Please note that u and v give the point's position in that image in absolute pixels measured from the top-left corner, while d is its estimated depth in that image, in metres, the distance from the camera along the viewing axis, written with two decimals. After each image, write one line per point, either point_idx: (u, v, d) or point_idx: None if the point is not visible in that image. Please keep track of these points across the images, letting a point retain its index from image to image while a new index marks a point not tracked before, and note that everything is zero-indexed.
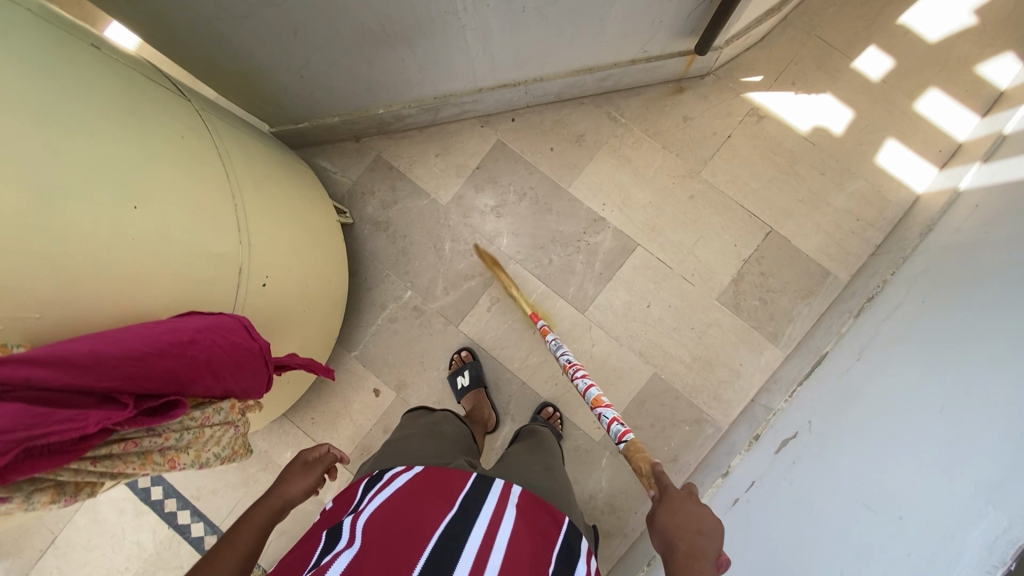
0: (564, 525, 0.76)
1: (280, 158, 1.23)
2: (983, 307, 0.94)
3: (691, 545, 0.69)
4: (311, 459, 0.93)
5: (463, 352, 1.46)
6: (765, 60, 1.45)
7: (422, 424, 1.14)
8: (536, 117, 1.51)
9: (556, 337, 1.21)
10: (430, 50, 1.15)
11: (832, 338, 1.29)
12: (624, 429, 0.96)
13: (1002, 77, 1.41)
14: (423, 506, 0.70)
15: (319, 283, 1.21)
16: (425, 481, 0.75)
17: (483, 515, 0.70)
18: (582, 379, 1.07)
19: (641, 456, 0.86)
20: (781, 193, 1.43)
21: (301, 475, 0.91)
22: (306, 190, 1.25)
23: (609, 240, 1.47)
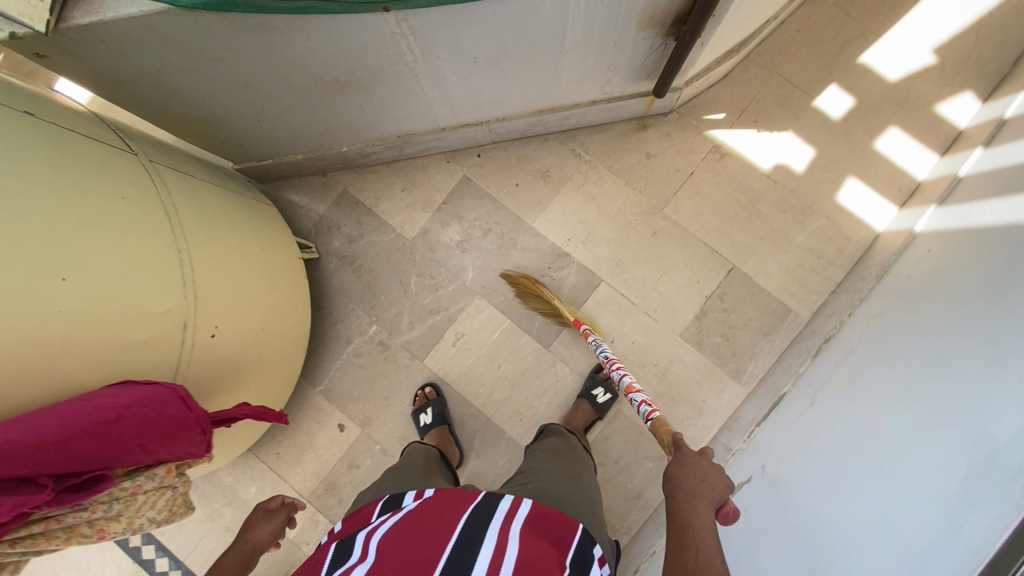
0: (578, 530, 0.79)
1: (237, 199, 1.23)
2: (921, 361, 0.95)
3: (694, 487, 0.78)
4: (274, 505, 1.01)
5: (427, 388, 1.46)
6: (727, 97, 1.47)
7: (421, 451, 1.20)
8: (502, 152, 1.52)
9: (595, 336, 1.28)
10: (387, 96, 1.16)
11: (790, 378, 1.29)
12: (651, 408, 1.04)
13: (960, 116, 1.43)
14: (442, 511, 0.76)
15: (275, 324, 1.21)
16: (435, 502, 0.79)
17: (493, 525, 0.73)
18: (615, 370, 1.15)
19: (661, 426, 0.95)
20: (742, 230, 1.45)
21: (266, 521, 0.98)
22: (265, 230, 1.26)
23: (574, 276, 1.48)
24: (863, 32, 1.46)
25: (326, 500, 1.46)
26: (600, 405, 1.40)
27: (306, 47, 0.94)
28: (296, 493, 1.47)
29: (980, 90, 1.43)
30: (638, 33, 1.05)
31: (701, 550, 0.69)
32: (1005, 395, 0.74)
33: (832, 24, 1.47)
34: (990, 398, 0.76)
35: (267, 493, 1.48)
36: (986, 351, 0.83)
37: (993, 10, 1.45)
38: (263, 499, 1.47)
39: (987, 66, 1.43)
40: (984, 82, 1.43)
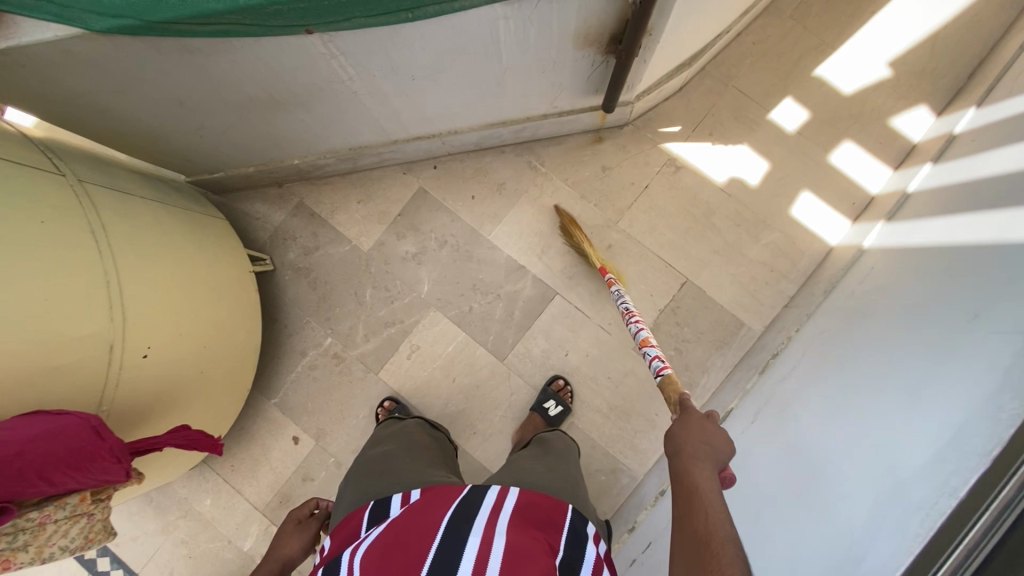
0: (567, 513, 0.78)
1: (178, 211, 1.22)
2: (853, 384, 0.96)
3: (697, 451, 0.74)
4: (304, 518, 1.03)
5: (387, 402, 1.44)
6: (682, 110, 1.47)
7: (397, 436, 1.10)
8: (457, 164, 1.52)
9: (617, 287, 1.24)
10: (330, 112, 1.16)
11: (738, 394, 1.30)
12: (662, 365, 1.05)
13: (914, 129, 1.43)
14: (425, 513, 0.72)
15: (219, 340, 1.21)
16: (419, 503, 0.75)
17: (478, 517, 0.70)
18: (631, 324, 1.14)
19: (672, 386, 0.96)
20: (696, 243, 1.45)
21: (295, 534, 1.00)
22: (210, 246, 1.25)
23: (528, 288, 1.48)
24: (819, 44, 1.46)
25: (281, 513, 1.46)
26: (552, 417, 1.39)
27: (235, 68, 0.93)
28: (251, 505, 1.47)
29: (934, 103, 1.43)
30: (576, 52, 1.06)
31: (709, 513, 0.64)
32: (919, 424, 0.76)
33: (787, 37, 1.47)
34: (907, 426, 0.78)
35: (222, 506, 1.47)
36: (910, 378, 0.84)
37: (948, 23, 1.44)
38: (217, 511, 1.47)
39: (942, 80, 1.43)
40: (938, 96, 1.43)
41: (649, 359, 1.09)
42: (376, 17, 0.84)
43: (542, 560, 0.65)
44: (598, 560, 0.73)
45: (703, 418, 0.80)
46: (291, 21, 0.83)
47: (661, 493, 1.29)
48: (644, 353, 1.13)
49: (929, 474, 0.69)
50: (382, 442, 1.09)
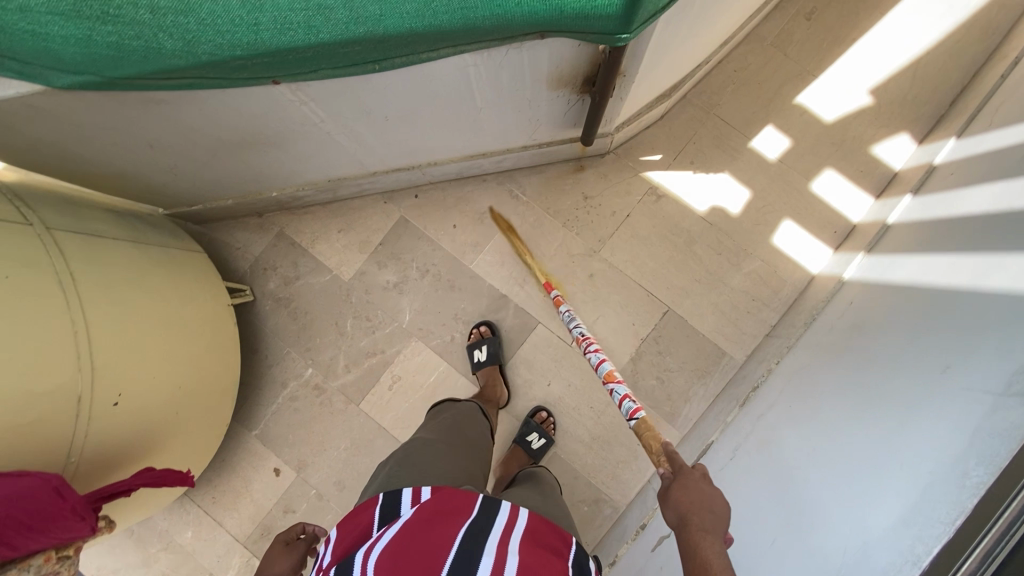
0: (574, 546, 0.75)
1: (154, 248, 1.22)
2: (826, 427, 0.95)
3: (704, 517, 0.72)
4: (293, 539, 1.01)
5: (482, 327, 1.45)
6: (664, 138, 1.47)
7: (443, 428, 1.12)
8: (439, 193, 1.51)
9: (568, 309, 1.25)
10: (304, 150, 1.15)
11: (718, 426, 1.29)
12: (634, 408, 1.01)
13: (895, 158, 1.43)
14: (440, 527, 0.69)
15: (195, 377, 1.21)
16: (432, 514, 0.71)
17: (492, 544, 0.67)
18: (594, 354, 1.14)
19: (649, 434, 0.91)
20: (678, 272, 1.45)
21: (282, 554, 0.98)
22: (186, 284, 1.24)
23: (510, 318, 1.47)
24: (801, 72, 1.45)
25: (262, 545, 1.45)
26: (534, 450, 1.39)
27: (202, 115, 0.93)
28: (231, 538, 1.46)
29: (916, 131, 1.43)
30: (550, 92, 1.05)
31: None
32: (887, 481, 0.76)
33: (768, 64, 1.46)
34: (876, 481, 0.78)
35: (203, 538, 1.46)
36: (881, 428, 0.83)
37: (929, 51, 1.44)
38: (198, 544, 1.46)
39: (924, 108, 1.43)
40: (920, 123, 1.43)
41: (617, 400, 1.06)
42: (343, 68, 0.83)
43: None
44: None
45: (699, 478, 0.78)
46: (255, 73, 0.82)
47: (643, 525, 1.29)
48: (609, 391, 1.10)
49: (895, 537, 0.69)
50: (431, 430, 1.12)
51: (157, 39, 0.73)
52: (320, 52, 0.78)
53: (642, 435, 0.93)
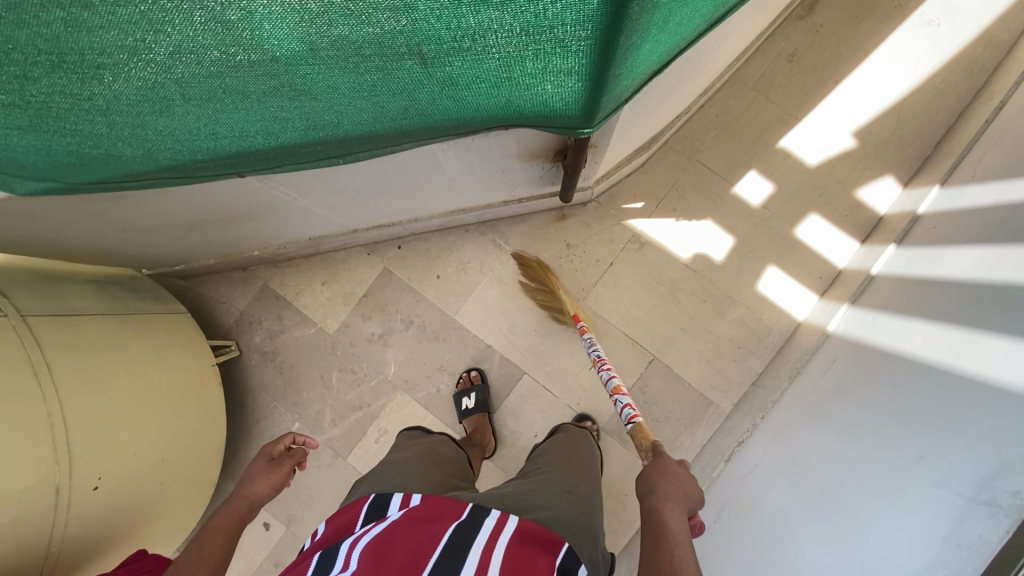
0: (563, 548, 0.76)
1: (140, 318, 1.24)
2: (811, 504, 0.95)
3: (670, 491, 0.80)
4: (277, 455, 0.98)
5: (472, 372, 1.45)
6: (646, 186, 1.46)
7: (422, 448, 1.12)
8: (422, 244, 1.50)
9: (589, 336, 1.26)
10: (280, 220, 1.15)
11: (703, 481, 1.30)
12: (632, 413, 1.07)
13: (880, 202, 1.41)
14: (423, 532, 0.72)
15: (180, 447, 1.22)
16: (418, 514, 0.77)
17: (474, 544, 0.71)
18: (603, 371, 1.18)
19: (642, 433, 1.01)
20: (663, 320, 1.44)
21: (268, 474, 0.96)
22: (169, 352, 1.25)
23: (496, 369, 1.47)
24: (783, 115, 1.44)
25: None
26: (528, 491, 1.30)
27: (172, 203, 0.94)
28: None
29: (900, 174, 1.41)
30: (523, 163, 1.04)
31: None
32: None
33: (751, 107, 1.45)
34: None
35: None
36: (863, 517, 0.83)
37: (913, 91, 1.43)
38: None
39: (908, 149, 1.42)
40: (904, 165, 1.41)
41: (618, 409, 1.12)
42: (307, 162, 0.83)
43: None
44: None
45: (674, 465, 0.87)
46: (220, 170, 0.82)
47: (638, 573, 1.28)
48: (614, 402, 1.15)
49: None
50: (406, 448, 1.13)
51: (117, 148, 0.73)
52: (283, 152, 0.78)
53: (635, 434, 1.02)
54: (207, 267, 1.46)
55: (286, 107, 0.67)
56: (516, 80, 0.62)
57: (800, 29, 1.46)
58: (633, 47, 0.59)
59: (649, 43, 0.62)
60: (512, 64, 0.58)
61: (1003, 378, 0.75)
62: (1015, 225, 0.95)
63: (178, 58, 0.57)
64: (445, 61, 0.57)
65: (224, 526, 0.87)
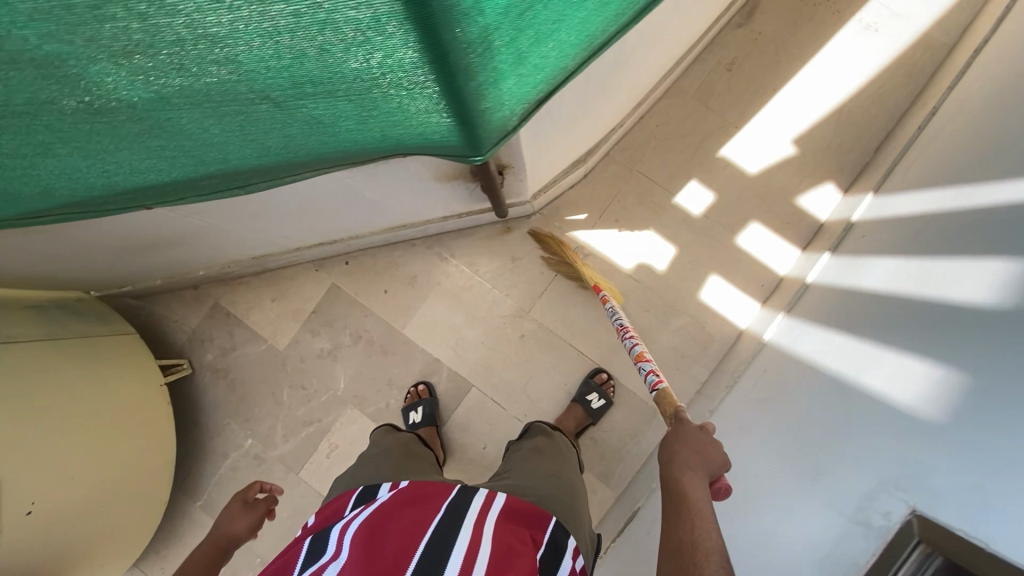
0: (549, 525, 0.81)
1: (96, 346, 1.30)
2: (726, 515, 0.96)
3: (689, 459, 0.82)
4: (253, 498, 1.02)
5: (420, 386, 1.45)
6: (588, 197, 1.46)
7: (397, 441, 1.12)
8: (369, 259, 1.52)
9: (610, 304, 1.26)
10: (212, 243, 1.18)
11: (645, 491, 1.33)
12: (657, 379, 1.09)
13: (821, 209, 1.41)
14: (413, 513, 0.75)
15: (126, 472, 1.26)
16: (408, 496, 0.79)
17: (468, 517, 0.74)
18: (626, 339, 1.19)
19: (667, 400, 1.02)
20: (608, 331, 1.46)
21: (243, 515, 0.99)
22: (115, 375, 1.30)
23: (444, 382, 1.47)
24: (723, 124, 1.45)
25: None
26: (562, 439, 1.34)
27: (98, 233, 0.98)
28: None
29: (840, 180, 1.42)
30: (443, 184, 1.06)
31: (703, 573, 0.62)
32: None
33: (690, 117, 1.45)
34: None
35: None
36: (763, 530, 0.84)
37: (851, 97, 1.44)
38: None
39: (847, 156, 1.42)
40: (843, 172, 1.42)
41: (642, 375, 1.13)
42: (212, 193, 0.85)
43: (525, 564, 0.69)
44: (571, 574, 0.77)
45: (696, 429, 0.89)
46: (125, 202, 0.84)
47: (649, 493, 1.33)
48: (639, 368, 1.17)
49: None
50: (384, 440, 1.13)
51: (13, 189, 0.74)
52: (182, 185, 0.80)
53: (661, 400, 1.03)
54: (157, 286, 1.49)
55: (165, 146, 0.68)
56: (380, 119, 0.63)
57: (738, 37, 1.46)
58: (485, 85, 0.60)
59: (508, 79, 0.63)
60: (367, 105, 0.59)
61: (906, 400, 0.73)
62: (942, 236, 0.92)
63: (37, 109, 0.57)
64: (298, 103, 0.58)
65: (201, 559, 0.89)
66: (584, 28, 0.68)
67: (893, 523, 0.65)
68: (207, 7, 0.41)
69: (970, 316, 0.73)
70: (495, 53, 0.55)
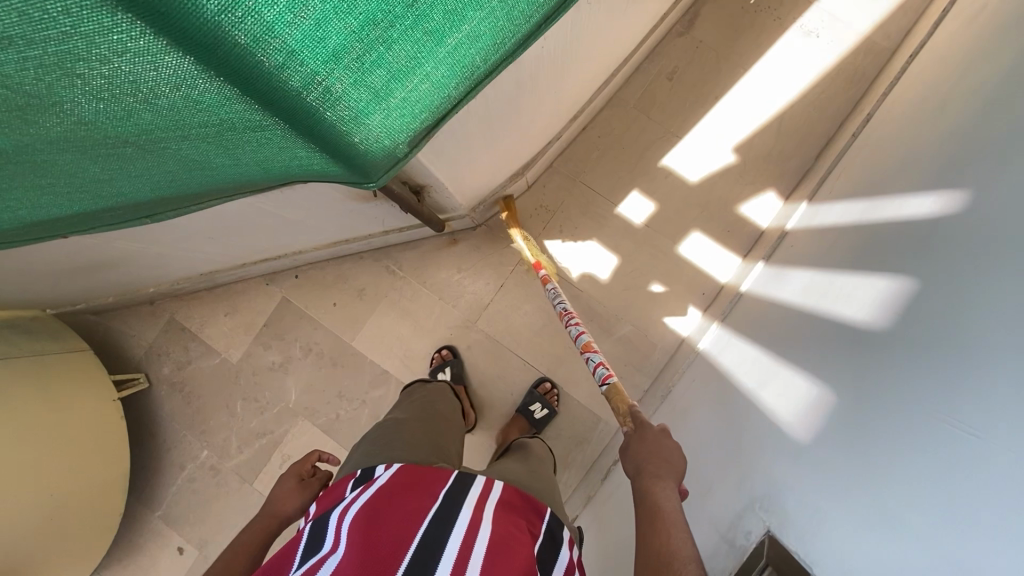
0: (544, 516, 0.76)
1: (48, 365, 1.33)
2: None
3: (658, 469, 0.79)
4: (306, 476, 0.99)
5: (444, 350, 1.47)
6: (530, 209, 1.48)
7: (416, 408, 1.10)
8: (318, 273, 1.54)
9: (552, 285, 1.23)
10: (151, 263, 1.21)
11: (582, 499, 1.39)
12: (607, 373, 1.05)
13: (763, 216, 1.41)
14: (411, 500, 0.69)
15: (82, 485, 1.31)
16: (406, 478, 0.74)
17: (465, 507, 0.69)
18: (572, 326, 1.14)
19: (618, 396, 0.98)
20: (552, 340, 1.47)
21: (295, 493, 0.96)
22: (65, 391, 1.33)
23: (393, 393, 1.49)
24: (665, 133, 1.45)
25: None
26: (538, 421, 1.39)
27: (29, 258, 1.01)
28: None
29: (781, 188, 1.41)
30: (364, 203, 1.08)
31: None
32: None
33: (631, 127, 1.46)
34: None
35: None
36: None
37: (791, 104, 1.42)
38: None
39: (790, 163, 1.41)
40: (785, 179, 1.41)
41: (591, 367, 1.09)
42: (123, 222, 0.87)
43: (526, 551, 0.64)
44: (572, 564, 0.71)
45: (657, 432, 0.86)
46: (40, 233, 0.87)
47: (614, 463, 1.35)
48: (585, 360, 1.13)
49: None
50: (401, 409, 1.10)
51: None
52: (89, 216, 0.82)
53: (612, 399, 0.99)
54: (112, 303, 1.53)
55: (54, 186, 0.70)
56: (250, 154, 0.66)
57: (679, 45, 1.46)
58: (344, 123, 0.63)
59: (373, 114, 0.66)
60: (229, 144, 0.62)
61: (790, 420, 0.76)
62: (853, 249, 0.92)
63: None
64: (160, 145, 0.61)
65: (253, 540, 0.87)
66: (455, 61, 0.70)
67: (753, 540, 0.71)
68: (18, 76, 0.43)
69: (855, 335, 0.74)
70: (338, 94, 0.57)
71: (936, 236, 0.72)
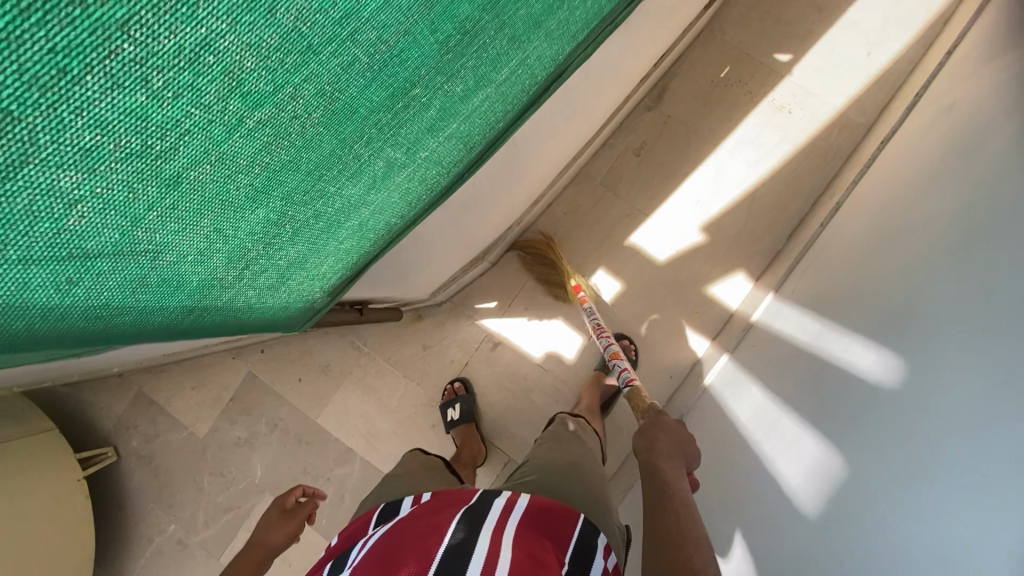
0: (576, 522, 0.69)
1: (16, 450, 1.33)
2: None
3: (667, 446, 0.78)
4: (291, 505, 0.94)
5: (457, 383, 1.45)
6: (498, 286, 1.49)
7: (424, 463, 1.04)
8: (283, 348, 1.54)
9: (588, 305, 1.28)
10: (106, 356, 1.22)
11: None
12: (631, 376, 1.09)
13: (733, 298, 1.36)
14: (426, 528, 0.63)
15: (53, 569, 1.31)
16: (424, 511, 0.68)
17: (486, 525, 0.62)
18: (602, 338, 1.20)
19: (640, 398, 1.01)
20: (518, 420, 1.44)
21: (282, 522, 0.91)
22: (42, 472, 1.35)
23: (357, 471, 1.46)
24: (632, 212, 1.41)
25: None
26: None
27: None
28: None
29: (751, 269, 1.36)
30: None
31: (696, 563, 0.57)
32: None
33: (597, 205, 1.43)
34: None
35: None
36: None
37: (764, 179, 1.37)
38: None
39: (762, 243, 1.36)
40: (754, 260, 1.36)
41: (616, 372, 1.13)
42: None
43: None
44: None
45: (673, 423, 0.85)
46: None
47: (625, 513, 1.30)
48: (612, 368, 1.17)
49: None
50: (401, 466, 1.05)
51: None
52: None
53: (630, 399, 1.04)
54: (80, 380, 1.54)
55: None
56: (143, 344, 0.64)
57: (646, 121, 1.42)
58: (234, 316, 0.60)
59: (272, 298, 0.63)
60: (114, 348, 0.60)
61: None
62: (802, 381, 0.88)
63: None
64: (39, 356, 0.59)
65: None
66: (363, 230, 0.66)
67: None
68: None
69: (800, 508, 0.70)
70: (219, 302, 0.55)
71: (867, 410, 0.68)
